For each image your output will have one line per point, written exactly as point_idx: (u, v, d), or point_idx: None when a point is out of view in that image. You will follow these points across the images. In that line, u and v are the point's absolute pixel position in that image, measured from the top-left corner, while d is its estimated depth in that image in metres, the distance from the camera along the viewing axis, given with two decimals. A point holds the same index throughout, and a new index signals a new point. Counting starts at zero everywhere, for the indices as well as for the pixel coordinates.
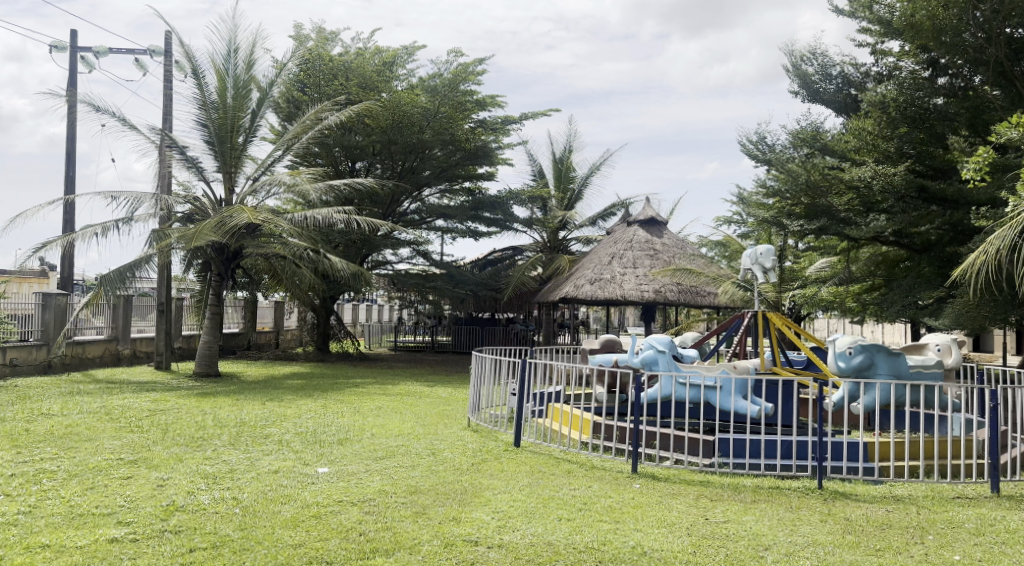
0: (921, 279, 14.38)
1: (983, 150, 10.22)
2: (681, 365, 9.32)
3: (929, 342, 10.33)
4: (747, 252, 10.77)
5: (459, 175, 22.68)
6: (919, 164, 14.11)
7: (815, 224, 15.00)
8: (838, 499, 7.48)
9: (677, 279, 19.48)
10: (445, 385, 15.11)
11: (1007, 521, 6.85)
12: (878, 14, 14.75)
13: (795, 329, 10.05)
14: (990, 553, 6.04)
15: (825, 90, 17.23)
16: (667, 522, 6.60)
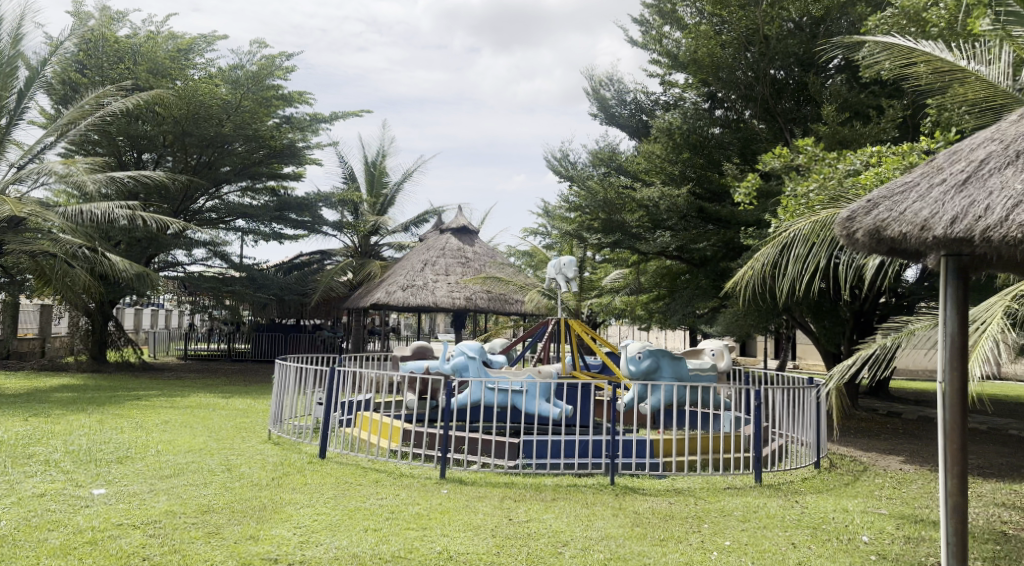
0: (698, 291, 15.67)
1: (751, 176, 11.51)
2: (489, 370, 9.52)
3: (705, 347, 11.35)
4: (551, 263, 11.22)
5: (261, 174, 21.58)
6: (699, 187, 15.36)
7: (610, 238, 15.95)
8: (627, 494, 8.01)
9: (487, 287, 19.85)
10: (244, 396, 14.30)
11: (768, 507, 7.71)
12: (667, 48, 16.06)
13: (592, 334, 10.59)
14: (755, 538, 6.76)
15: (620, 114, 18.46)
16: (472, 525, 6.72)
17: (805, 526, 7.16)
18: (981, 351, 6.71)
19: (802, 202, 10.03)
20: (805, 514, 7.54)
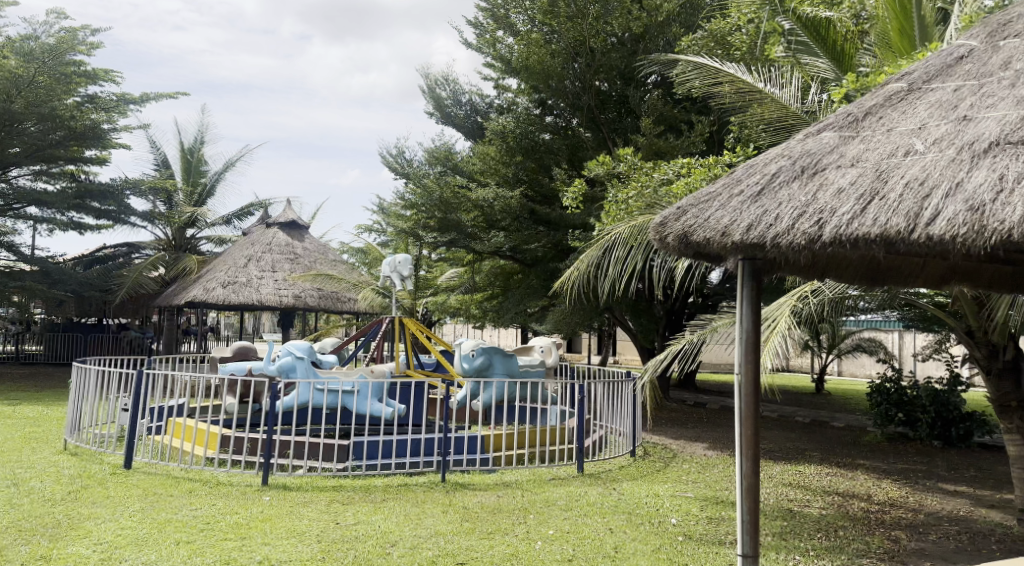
0: (530, 290, 16.12)
1: (578, 182, 11.96)
2: (318, 371, 9.28)
3: (534, 344, 11.72)
4: (386, 260, 11.10)
5: (58, 157, 19.56)
6: (531, 190, 15.99)
7: (446, 236, 16.05)
8: (457, 490, 8.12)
9: (317, 285, 19.42)
10: (37, 403, 13.02)
11: (588, 496, 8.10)
12: (500, 52, 16.37)
13: (427, 333, 10.58)
14: (576, 525, 7.08)
15: (456, 114, 18.57)
16: (296, 531, 6.54)
17: (621, 512, 7.60)
18: (772, 345, 7.44)
19: (623, 207, 10.57)
20: (622, 501, 7.99)
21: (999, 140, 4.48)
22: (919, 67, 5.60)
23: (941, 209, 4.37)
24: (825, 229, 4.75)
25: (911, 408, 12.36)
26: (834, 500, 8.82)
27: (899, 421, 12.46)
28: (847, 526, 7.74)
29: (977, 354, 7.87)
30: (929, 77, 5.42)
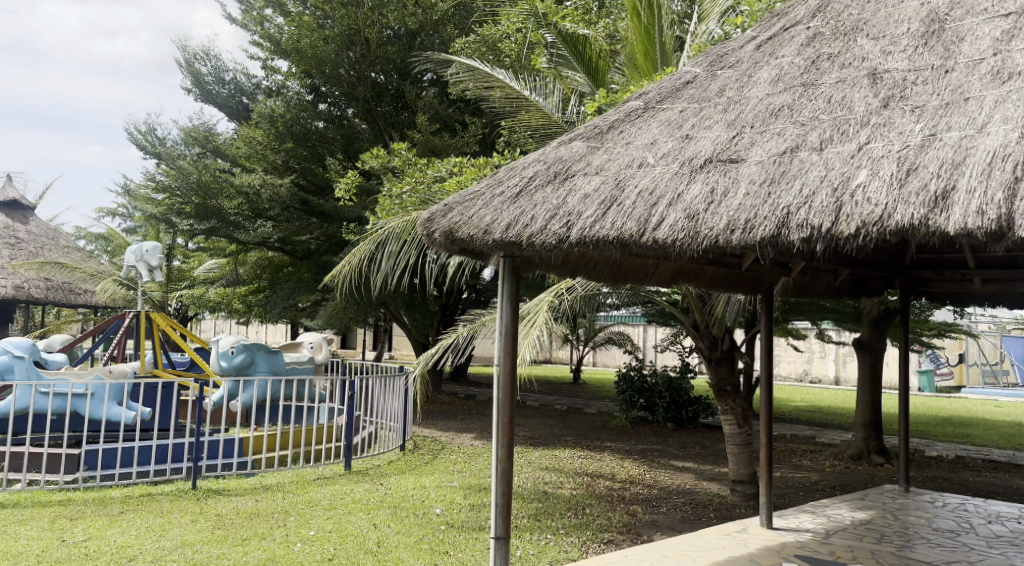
0: (300, 284, 15.58)
1: (352, 174, 11.83)
2: (43, 373, 8.30)
3: (303, 339, 11.15)
4: (131, 248, 10.18)
5: None
6: (302, 178, 15.46)
7: (204, 225, 15.26)
8: (210, 496, 7.69)
9: (45, 274, 17.38)
10: None
11: (352, 493, 8.04)
12: (268, 32, 15.62)
13: (180, 329, 9.88)
14: (338, 524, 7.01)
15: (218, 93, 17.48)
16: (11, 554, 5.84)
17: (387, 507, 7.64)
18: (531, 339, 7.82)
19: (397, 202, 10.60)
20: (386, 496, 8.03)
21: (711, 156, 5.06)
22: (655, 87, 6.22)
23: (665, 216, 4.82)
24: (572, 230, 5.08)
25: (651, 394, 13.63)
26: (585, 480, 9.51)
27: (640, 406, 13.71)
28: (594, 504, 8.41)
29: (701, 344, 8.86)
30: (663, 96, 6.05)
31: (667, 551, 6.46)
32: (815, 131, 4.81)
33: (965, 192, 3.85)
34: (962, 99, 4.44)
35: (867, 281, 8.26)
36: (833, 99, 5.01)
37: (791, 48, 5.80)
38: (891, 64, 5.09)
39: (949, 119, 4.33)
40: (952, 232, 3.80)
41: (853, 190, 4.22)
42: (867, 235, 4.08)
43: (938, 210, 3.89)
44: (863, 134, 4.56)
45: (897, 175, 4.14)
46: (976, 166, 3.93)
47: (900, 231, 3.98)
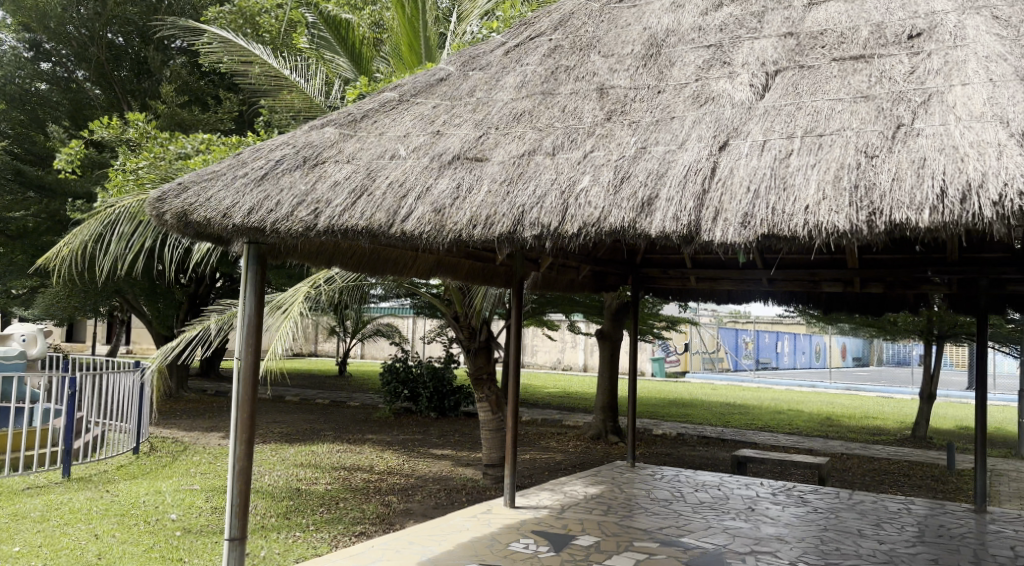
0: (12, 267, 13.76)
1: (77, 143, 10.66)
2: None
3: (13, 333, 9.87)
4: None
5: None
6: (16, 146, 13.62)
7: None
8: None
9: None
10: None
11: (72, 503, 7.29)
12: None
13: None
14: (51, 537, 6.32)
15: None
16: None
17: (112, 515, 7.01)
18: (285, 331, 7.40)
19: (130, 178, 9.72)
20: (114, 503, 7.37)
21: (458, 153, 5.24)
22: (408, 80, 6.29)
23: (412, 208, 4.90)
24: (320, 218, 4.99)
25: (414, 384, 13.79)
26: (340, 475, 9.40)
27: (404, 397, 13.84)
28: (347, 498, 8.36)
29: (461, 334, 9.11)
30: (416, 90, 6.13)
31: (413, 539, 6.59)
32: (549, 137, 5.15)
33: (665, 201, 4.34)
34: (669, 117, 4.99)
35: (606, 277, 8.97)
36: (567, 109, 5.41)
37: (535, 57, 6.15)
38: (616, 80, 5.58)
39: (658, 134, 4.85)
40: (654, 234, 4.26)
41: (577, 194, 4.58)
42: (588, 235, 4.47)
43: (644, 214, 4.36)
44: (589, 143, 4.98)
45: (613, 182, 4.57)
46: (675, 178, 4.43)
47: (614, 232, 4.41)
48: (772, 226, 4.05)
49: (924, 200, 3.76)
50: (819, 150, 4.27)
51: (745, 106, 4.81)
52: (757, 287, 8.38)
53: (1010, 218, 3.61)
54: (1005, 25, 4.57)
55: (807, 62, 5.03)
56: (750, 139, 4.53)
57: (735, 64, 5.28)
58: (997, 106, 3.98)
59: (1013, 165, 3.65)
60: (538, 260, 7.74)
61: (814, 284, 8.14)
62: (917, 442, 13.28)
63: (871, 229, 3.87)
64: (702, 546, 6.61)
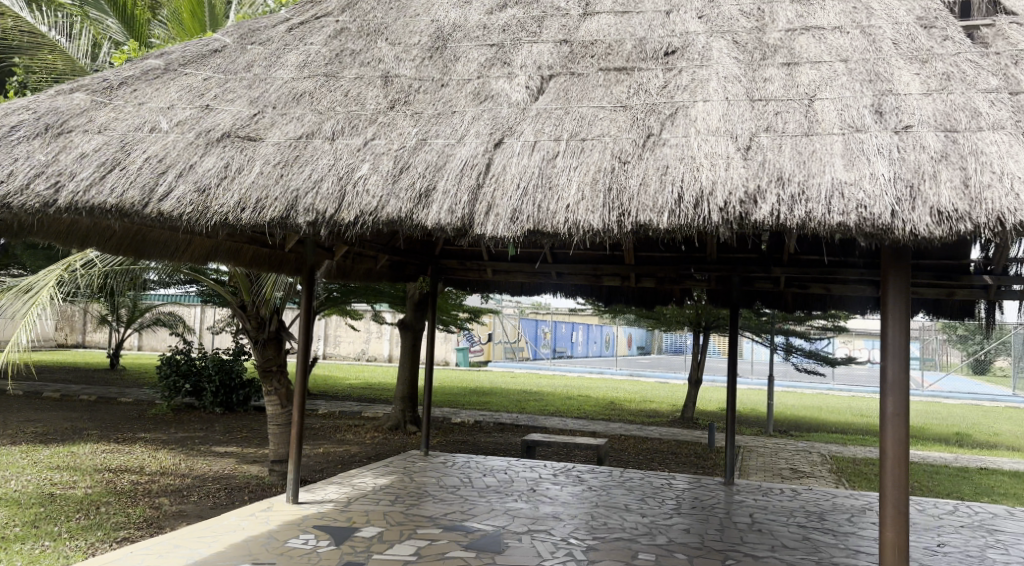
0: None
1: None
2: None
3: None
4: None
5: None
6: None
7: None
8: None
9: None
10: None
11: None
12: None
13: None
14: None
15: None
16: None
17: None
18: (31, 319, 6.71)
19: None
20: None
21: (229, 130, 5.01)
22: (178, 49, 5.91)
23: (172, 186, 4.63)
24: (61, 193, 4.62)
25: (198, 378, 12.99)
26: (104, 477, 8.69)
27: (186, 392, 12.98)
28: (111, 501, 7.75)
29: (247, 325, 8.30)
30: (184, 60, 5.77)
31: (179, 541, 6.24)
32: (328, 121, 5.06)
33: (442, 193, 4.43)
34: (449, 111, 5.08)
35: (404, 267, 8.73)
36: (349, 94, 5.34)
37: (318, 38, 6.02)
38: (400, 70, 5.61)
39: (437, 127, 4.93)
40: (430, 226, 4.34)
41: (355, 181, 4.56)
42: (364, 223, 4.47)
43: (421, 206, 4.42)
44: (370, 131, 4.95)
45: (392, 172, 4.58)
46: (451, 171, 4.53)
47: (390, 221, 4.43)
48: (538, 222, 4.28)
49: (665, 203, 4.14)
50: (582, 153, 4.55)
51: (520, 106, 5.02)
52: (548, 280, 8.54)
53: (733, 224, 4.05)
54: (742, 50, 5.12)
55: (578, 69, 5.33)
56: (522, 138, 4.73)
57: (514, 65, 5.49)
58: (729, 123, 4.47)
59: (738, 176, 4.11)
60: (331, 245, 7.39)
61: (596, 278, 8.42)
62: (687, 422, 14.53)
63: (621, 228, 4.20)
64: (483, 529, 6.83)
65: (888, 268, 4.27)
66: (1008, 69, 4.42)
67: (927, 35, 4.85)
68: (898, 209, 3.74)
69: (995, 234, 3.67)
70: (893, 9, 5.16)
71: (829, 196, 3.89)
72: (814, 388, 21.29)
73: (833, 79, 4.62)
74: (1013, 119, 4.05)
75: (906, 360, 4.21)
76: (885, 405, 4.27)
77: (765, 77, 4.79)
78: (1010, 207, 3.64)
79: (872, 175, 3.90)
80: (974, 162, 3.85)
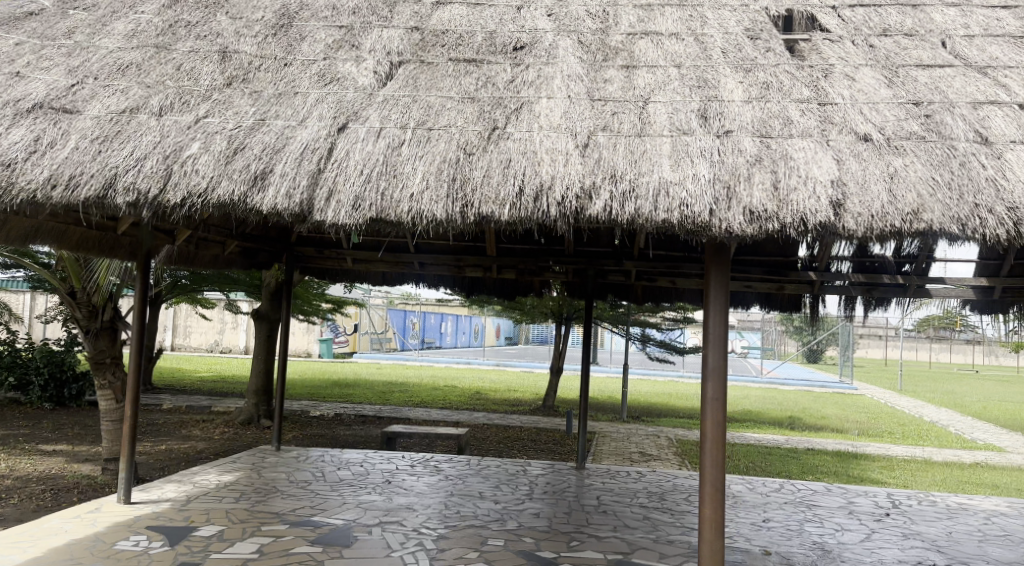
0: None
1: None
2: None
3: None
4: None
5: None
6: None
7: None
8: None
9: None
10: None
11: None
12: None
13: None
14: None
15: None
16: None
17: None
18: None
19: None
20: None
21: (42, 101, 4.84)
22: None
23: None
24: None
25: (24, 372, 12.27)
26: None
27: (12, 386, 12.29)
28: None
29: (77, 313, 7.68)
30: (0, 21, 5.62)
31: None
32: (157, 96, 4.93)
33: (279, 176, 4.39)
34: (292, 92, 4.99)
35: (255, 254, 8.06)
36: (183, 67, 5.20)
37: (152, 6, 5.80)
38: (241, 45, 5.44)
39: (278, 108, 4.84)
40: (264, 211, 4.31)
41: (184, 160, 4.49)
42: (192, 205, 4.43)
43: (256, 188, 4.39)
44: (203, 108, 4.85)
45: (225, 153, 4.51)
46: (290, 154, 4.47)
47: (222, 204, 4.40)
48: (380, 211, 4.27)
49: (507, 196, 4.21)
50: (428, 142, 4.55)
51: (366, 91, 4.96)
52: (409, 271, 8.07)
53: (570, 219, 4.18)
54: (586, 49, 5.28)
55: (427, 58, 5.32)
56: (367, 124, 4.68)
57: (363, 48, 5.41)
58: (569, 120, 4.60)
59: (575, 172, 4.24)
60: (172, 230, 6.80)
61: (458, 268, 8.08)
62: (548, 410, 14.85)
63: (464, 219, 4.25)
64: (332, 523, 6.70)
65: (710, 263, 4.57)
66: (820, 81, 4.80)
67: (752, 46, 5.19)
68: (716, 209, 4.01)
69: (799, 233, 4.00)
70: (725, 19, 5.48)
71: (656, 194, 4.10)
72: (666, 376, 22.39)
73: (667, 83, 4.85)
74: (820, 128, 4.41)
75: (724, 348, 4.53)
76: (706, 389, 4.57)
77: (606, 78, 4.96)
78: (812, 208, 3.96)
79: (694, 175, 4.14)
80: (784, 166, 4.16)
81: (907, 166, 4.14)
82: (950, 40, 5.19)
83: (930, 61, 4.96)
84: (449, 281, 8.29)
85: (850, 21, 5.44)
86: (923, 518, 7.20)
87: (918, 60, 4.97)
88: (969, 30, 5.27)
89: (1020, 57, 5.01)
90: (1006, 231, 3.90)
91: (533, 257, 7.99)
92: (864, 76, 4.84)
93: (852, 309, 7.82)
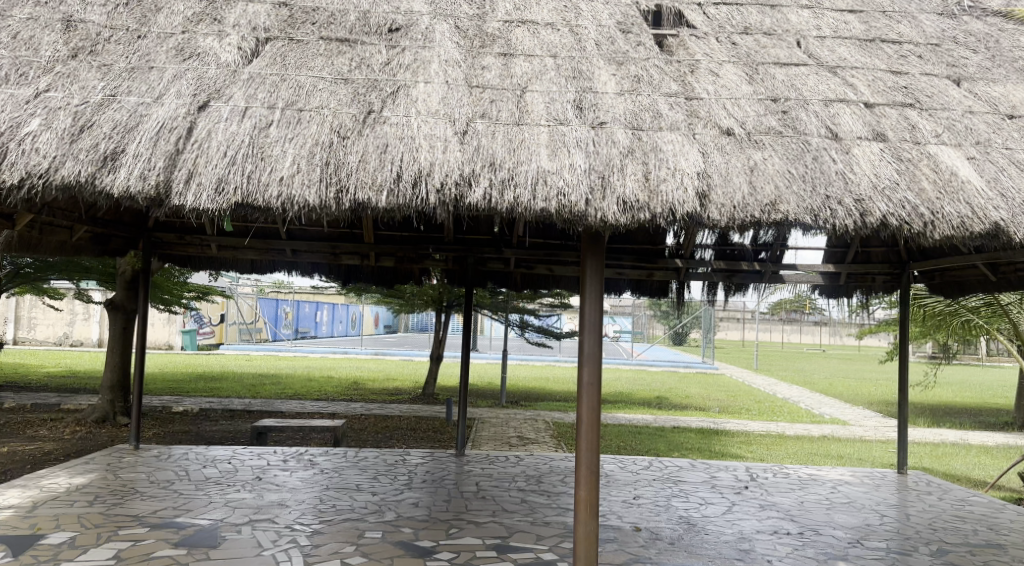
0: None
1: None
2: None
3: None
4: None
5: None
6: None
7: None
8: None
9: None
10: None
11: None
12: None
13: None
14: None
15: None
16: None
17: None
18: None
19: None
20: None
21: None
22: None
23: None
24: None
25: None
26: None
27: None
28: None
29: None
30: None
31: None
32: None
33: (132, 156, 4.10)
34: (146, 67, 4.65)
35: (108, 239, 7.47)
36: (19, 36, 4.77)
37: None
38: (87, 15, 5.04)
39: (131, 84, 4.51)
40: (116, 193, 4.03)
41: (21, 138, 4.14)
42: (31, 185, 4.09)
43: (105, 169, 4.10)
44: (44, 81, 4.48)
45: (70, 130, 4.19)
46: (145, 132, 4.19)
47: (66, 185, 4.09)
48: (246, 196, 4.07)
49: (383, 182, 4.11)
50: (299, 124, 4.37)
51: (230, 68, 4.70)
52: (282, 258, 7.71)
53: (449, 206, 4.13)
54: (463, 35, 5.22)
55: (297, 35, 5.10)
56: (231, 104, 4.44)
57: (226, 23, 5.12)
58: (447, 106, 4.54)
59: (454, 160, 4.19)
60: (13, 216, 6.30)
61: (334, 256, 7.85)
62: (426, 398, 14.77)
63: (338, 205, 4.11)
64: (197, 523, 6.38)
65: (586, 251, 4.64)
66: (687, 76, 4.98)
67: (624, 39, 5.31)
68: (591, 198, 4.07)
69: (667, 223, 4.13)
70: (597, 11, 5.58)
71: (533, 183, 4.12)
72: (542, 360, 22.85)
73: (543, 72, 4.88)
74: (687, 122, 4.57)
75: (599, 335, 4.64)
76: (583, 375, 4.65)
77: (483, 65, 4.92)
78: (680, 200, 4.10)
79: (570, 165, 4.18)
80: (654, 158, 4.29)
81: (766, 160, 4.35)
82: (804, 39, 5.51)
83: (786, 60, 5.25)
84: (325, 269, 8.03)
85: (715, 19, 5.68)
86: (778, 490, 7.69)
87: (776, 59, 5.25)
88: (822, 32, 5.62)
89: (866, 59, 5.39)
90: (854, 222, 4.17)
91: (413, 244, 7.87)
92: (728, 72, 5.05)
93: (714, 294, 8.18)
